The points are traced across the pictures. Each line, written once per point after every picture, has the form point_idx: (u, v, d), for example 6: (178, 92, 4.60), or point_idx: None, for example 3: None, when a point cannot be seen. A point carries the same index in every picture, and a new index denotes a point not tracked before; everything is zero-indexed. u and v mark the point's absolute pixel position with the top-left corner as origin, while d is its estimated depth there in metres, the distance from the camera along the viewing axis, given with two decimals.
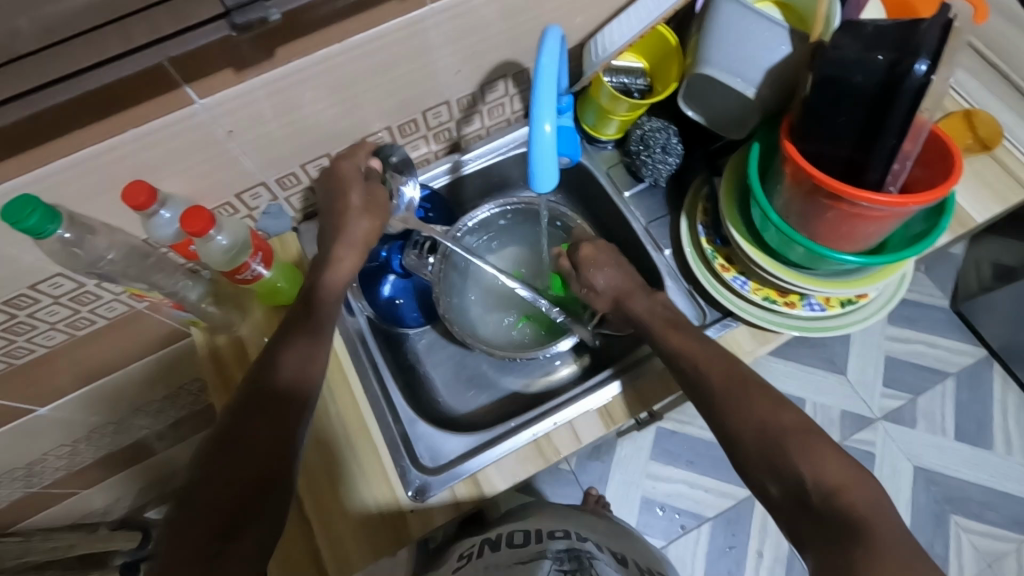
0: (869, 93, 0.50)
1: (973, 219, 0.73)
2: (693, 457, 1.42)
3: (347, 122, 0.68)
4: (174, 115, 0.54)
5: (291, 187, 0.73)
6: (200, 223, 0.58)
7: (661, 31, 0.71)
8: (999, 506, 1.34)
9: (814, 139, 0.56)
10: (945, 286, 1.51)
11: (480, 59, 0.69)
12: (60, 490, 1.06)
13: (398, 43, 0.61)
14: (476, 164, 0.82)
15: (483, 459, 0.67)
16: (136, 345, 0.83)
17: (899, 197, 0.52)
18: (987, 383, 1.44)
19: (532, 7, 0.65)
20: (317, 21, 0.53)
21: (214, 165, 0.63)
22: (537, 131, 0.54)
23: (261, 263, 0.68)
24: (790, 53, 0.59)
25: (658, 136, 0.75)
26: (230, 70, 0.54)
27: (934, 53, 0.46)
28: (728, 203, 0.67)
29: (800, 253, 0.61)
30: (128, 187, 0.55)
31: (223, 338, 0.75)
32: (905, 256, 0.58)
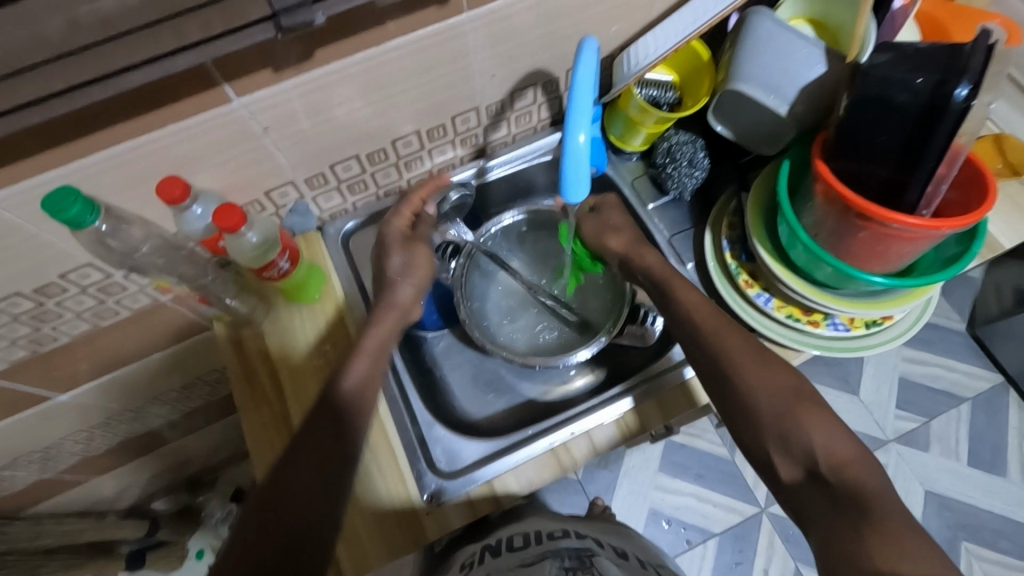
0: (908, 114, 0.50)
1: (1001, 243, 0.72)
2: (701, 471, 1.41)
3: (378, 124, 0.68)
4: (213, 111, 0.55)
5: (319, 187, 0.73)
6: (235, 219, 0.59)
7: (695, 47, 0.72)
8: (1013, 535, 1.32)
9: (848, 158, 0.56)
10: (964, 309, 1.50)
11: (511, 66, 0.70)
12: (74, 476, 1.08)
13: (433, 47, 0.61)
14: (501, 170, 0.83)
15: (500, 465, 0.67)
16: (156, 336, 0.84)
17: (932, 220, 0.52)
18: (1004, 409, 1.42)
19: (566, 17, 0.66)
20: (357, 24, 0.54)
21: (247, 162, 0.63)
22: (571, 141, 0.55)
23: (287, 261, 0.69)
24: (826, 73, 0.60)
25: (685, 149, 0.74)
26: (269, 70, 0.54)
27: (977, 78, 0.46)
28: (755, 219, 0.67)
29: (828, 272, 0.61)
30: (164, 182, 0.56)
31: (245, 332, 0.76)
32: (934, 280, 0.58)
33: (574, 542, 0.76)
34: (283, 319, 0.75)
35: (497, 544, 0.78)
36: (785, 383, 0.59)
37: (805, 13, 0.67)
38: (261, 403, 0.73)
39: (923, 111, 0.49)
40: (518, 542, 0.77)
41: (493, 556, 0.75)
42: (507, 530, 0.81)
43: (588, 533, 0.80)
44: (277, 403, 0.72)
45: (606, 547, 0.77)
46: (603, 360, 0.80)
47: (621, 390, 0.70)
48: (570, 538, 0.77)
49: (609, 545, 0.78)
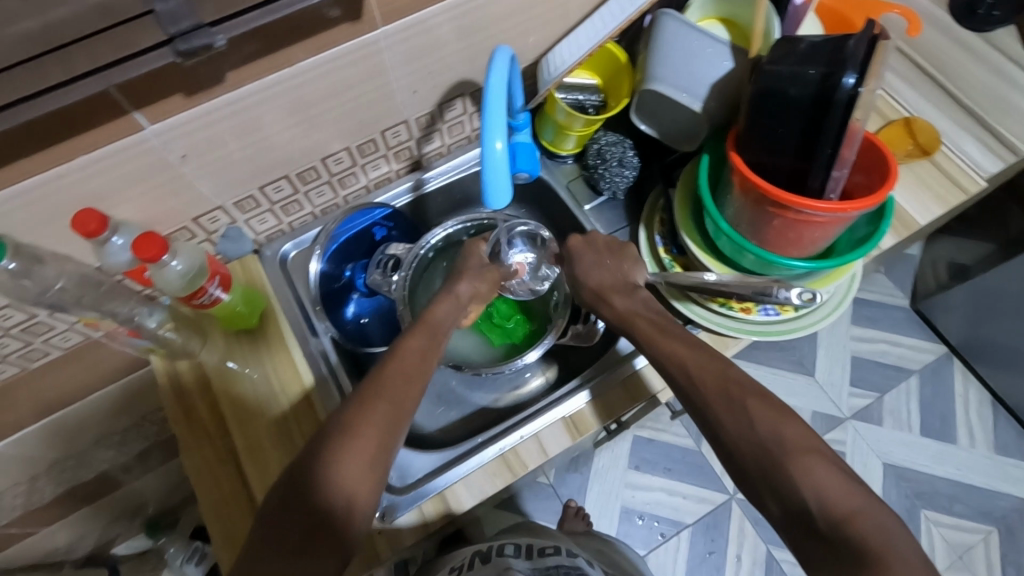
0: (807, 105, 0.52)
1: (915, 220, 0.76)
2: (669, 464, 1.43)
3: (307, 143, 0.68)
4: (124, 140, 0.54)
5: (251, 211, 0.72)
6: (153, 248, 0.57)
7: (610, 49, 0.73)
8: (967, 499, 1.38)
9: (758, 149, 0.58)
10: (904, 285, 1.57)
11: (436, 79, 0.70)
12: (18, 529, 1.03)
13: (353, 64, 0.61)
14: (438, 182, 0.83)
15: (451, 476, 0.67)
16: (94, 375, 0.81)
17: (838, 203, 0.54)
18: (949, 378, 1.49)
19: (484, 27, 0.67)
20: (270, 44, 0.54)
21: (169, 189, 0.62)
22: (488, 150, 0.56)
23: (219, 287, 0.67)
24: (733, 69, 0.62)
25: (614, 150, 0.76)
26: (181, 96, 0.54)
27: (860, 68, 0.49)
28: (682, 214, 0.69)
29: (751, 260, 0.63)
30: (79, 216, 0.54)
31: (184, 364, 0.73)
32: (849, 259, 0.61)
33: (565, 559, 0.76)
34: (221, 346, 0.74)
35: (488, 550, 0.78)
36: (773, 418, 0.52)
37: (715, 13, 0.69)
38: (204, 439, 0.71)
39: (820, 101, 0.51)
40: (509, 552, 0.77)
41: (481, 563, 0.74)
42: (499, 542, 0.81)
43: (580, 555, 0.80)
44: (220, 437, 0.71)
45: (596, 569, 0.77)
46: (557, 360, 0.81)
47: (573, 386, 0.70)
48: (562, 555, 0.77)
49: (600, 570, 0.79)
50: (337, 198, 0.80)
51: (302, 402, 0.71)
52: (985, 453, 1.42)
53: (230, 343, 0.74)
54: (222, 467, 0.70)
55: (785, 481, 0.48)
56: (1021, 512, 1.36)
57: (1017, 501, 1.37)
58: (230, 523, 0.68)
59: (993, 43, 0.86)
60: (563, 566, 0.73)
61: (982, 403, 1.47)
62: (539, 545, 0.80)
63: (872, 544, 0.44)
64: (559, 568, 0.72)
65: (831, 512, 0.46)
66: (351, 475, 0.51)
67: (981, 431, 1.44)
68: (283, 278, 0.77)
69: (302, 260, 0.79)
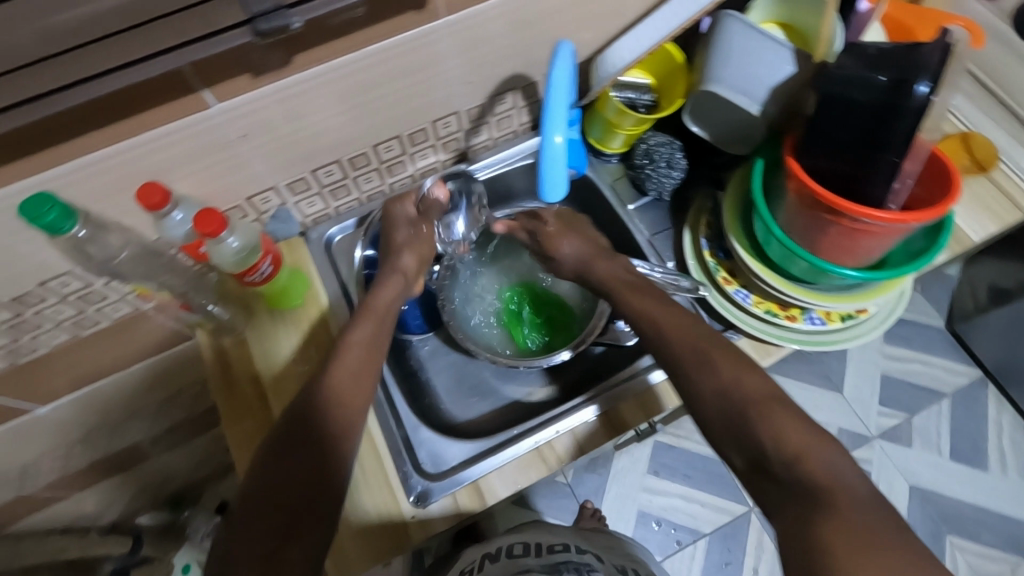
0: (876, 111, 0.51)
1: (969, 237, 0.74)
2: (689, 471, 1.42)
3: (360, 129, 0.69)
4: (192, 117, 0.55)
5: (301, 193, 0.74)
6: (213, 224, 0.59)
7: (668, 49, 0.74)
8: (996, 528, 1.35)
9: (818, 155, 0.57)
10: (941, 306, 1.53)
11: (491, 71, 0.71)
12: (53, 492, 1.06)
13: (414, 52, 0.62)
14: (484, 174, 0.83)
15: (484, 466, 0.67)
16: (138, 345, 0.83)
17: (899, 213, 0.53)
18: (983, 403, 1.45)
19: (543, 21, 0.67)
20: (337, 29, 0.55)
21: (228, 167, 0.63)
22: (548, 143, 0.56)
23: (269, 265, 0.68)
24: (795, 73, 0.61)
25: (662, 150, 0.77)
26: (248, 76, 0.55)
27: (935, 75, 0.48)
28: (732, 217, 0.68)
29: (802, 267, 0.62)
30: (143, 188, 0.56)
31: (228, 340, 0.75)
32: (904, 271, 0.60)
33: (574, 557, 0.76)
34: (266, 326, 0.74)
35: (498, 552, 0.78)
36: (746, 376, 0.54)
37: (774, 16, 0.69)
38: (245, 414, 0.72)
39: (890, 108, 0.50)
40: (518, 551, 0.78)
41: (491, 564, 0.76)
42: (508, 540, 0.81)
43: (589, 550, 0.80)
44: (262, 414, 0.71)
45: (604, 564, 0.78)
46: (591, 359, 0.81)
47: (578, 401, 0.70)
48: (570, 551, 0.77)
49: (610, 564, 0.80)
50: (383, 185, 0.81)
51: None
52: (1016, 481, 1.38)
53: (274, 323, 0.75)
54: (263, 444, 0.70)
55: (746, 428, 0.51)
56: None
57: None
58: None
59: None
60: (573, 563, 0.74)
61: (1016, 431, 1.43)
62: (547, 541, 0.81)
63: (822, 480, 0.46)
64: (570, 564, 0.73)
65: (786, 451, 0.48)
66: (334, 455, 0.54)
67: (1014, 459, 1.40)
68: (327, 262, 0.78)
69: (346, 245, 0.80)
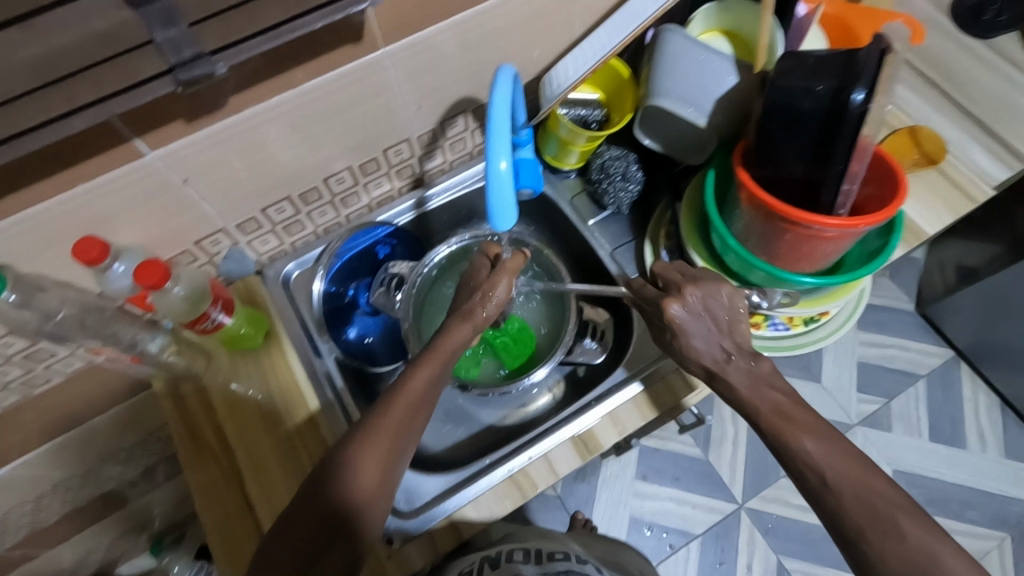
0: (817, 120, 0.51)
1: (925, 230, 0.76)
2: (678, 473, 1.42)
3: (311, 164, 0.68)
4: (127, 166, 0.53)
5: (252, 232, 0.72)
6: (155, 275, 0.57)
7: (615, 64, 0.73)
8: (980, 506, 1.36)
9: (766, 166, 0.57)
10: (910, 289, 1.56)
11: (439, 96, 0.70)
12: (24, 551, 1.02)
13: (357, 84, 0.61)
14: (440, 200, 0.83)
15: (461, 498, 0.66)
16: (99, 395, 0.81)
17: (849, 219, 0.53)
18: (957, 382, 1.48)
19: (488, 43, 0.66)
20: (270, 68, 0.53)
21: (173, 213, 0.62)
22: (492, 168, 0.54)
23: (222, 312, 0.66)
24: (738, 83, 0.60)
25: (618, 164, 0.76)
26: (181, 121, 0.53)
27: (870, 83, 0.48)
28: (688, 229, 0.69)
29: (760, 275, 0.63)
30: (79, 243, 0.54)
31: (188, 388, 0.73)
32: (860, 274, 0.60)
33: (574, 565, 0.73)
34: (224, 368, 0.73)
35: (497, 556, 0.74)
36: None
37: (718, 24, 0.69)
38: (206, 461, 0.70)
39: (829, 116, 0.51)
40: (518, 558, 0.73)
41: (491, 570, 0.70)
42: (508, 543, 0.77)
43: (590, 561, 0.77)
44: (223, 456, 0.70)
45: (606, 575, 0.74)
46: (567, 375, 0.80)
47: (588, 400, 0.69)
48: (571, 561, 0.74)
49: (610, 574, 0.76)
50: (339, 216, 0.79)
51: (295, 400, 0.71)
52: (995, 458, 1.40)
53: (234, 367, 0.73)
54: (225, 487, 0.69)
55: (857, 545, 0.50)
56: None
57: None
58: (233, 544, 0.66)
59: (997, 48, 0.86)
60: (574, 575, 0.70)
61: (990, 406, 1.45)
62: (548, 548, 0.77)
63: None
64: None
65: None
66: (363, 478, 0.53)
67: (991, 436, 1.43)
68: (286, 299, 0.77)
69: (305, 279, 0.78)
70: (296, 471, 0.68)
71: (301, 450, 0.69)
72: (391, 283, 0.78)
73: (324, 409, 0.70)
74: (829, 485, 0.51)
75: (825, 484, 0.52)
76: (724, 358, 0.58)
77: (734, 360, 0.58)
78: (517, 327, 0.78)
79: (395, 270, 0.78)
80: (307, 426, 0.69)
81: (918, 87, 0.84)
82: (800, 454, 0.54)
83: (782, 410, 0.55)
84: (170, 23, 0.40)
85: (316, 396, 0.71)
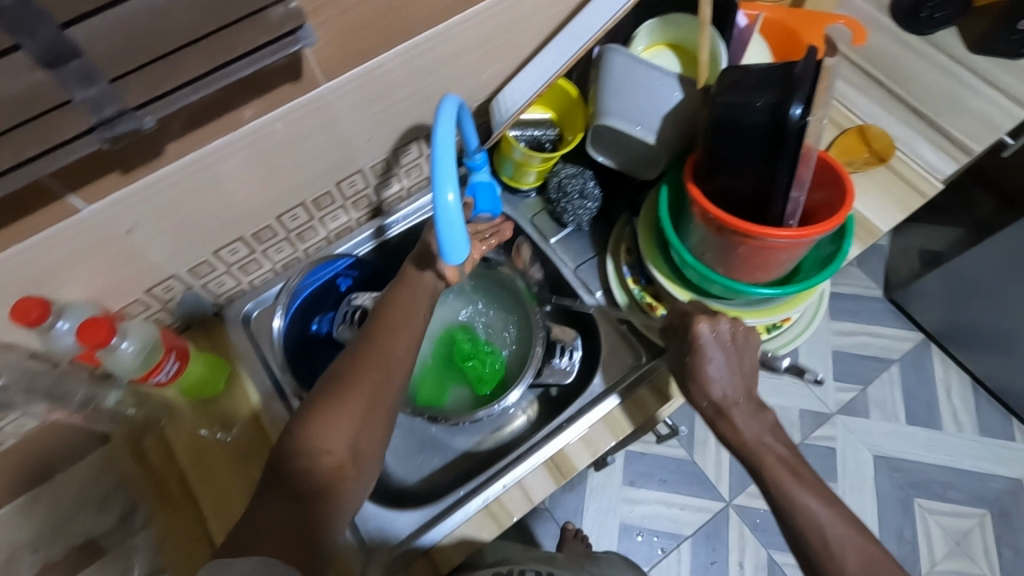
0: (759, 135, 0.52)
1: (877, 227, 0.77)
2: (664, 476, 1.42)
3: (263, 202, 0.66)
4: (64, 222, 0.52)
5: (207, 275, 0.70)
6: (101, 333, 0.55)
7: (562, 85, 0.74)
8: (960, 485, 1.39)
9: (715, 181, 0.58)
10: (877, 276, 1.59)
11: (390, 126, 0.69)
12: None
13: (302, 121, 0.60)
14: (400, 227, 0.82)
15: (436, 533, 0.64)
16: (72, 441, 0.71)
17: (798, 229, 0.54)
18: (929, 364, 1.51)
19: (434, 71, 0.66)
20: (208, 112, 0.52)
21: (119, 264, 0.60)
22: (440, 201, 0.53)
23: (175, 361, 0.64)
24: (683, 99, 0.61)
25: (574, 182, 0.75)
26: (118, 172, 0.52)
27: (806, 97, 0.49)
28: (647, 246, 0.69)
29: (719, 288, 0.63)
30: (19, 304, 0.52)
31: (150, 440, 0.71)
32: (816, 281, 0.60)
33: None
34: (187, 418, 0.71)
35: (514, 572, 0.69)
36: None
37: (663, 38, 0.70)
38: (172, 510, 0.68)
39: (770, 131, 0.51)
40: None
41: None
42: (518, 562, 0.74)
43: None
44: (190, 506, 0.68)
45: None
46: (540, 396, 0.79)
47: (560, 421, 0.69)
48: None
49: None
50: (297, 251, 0.78)
51: (239, 410, 0.72)
52: (970, 437, 1.43)
53: (197, 415, 0.71)
54: (193, 539, 0.67)
55: None
56: (1011, 492, 1.38)
57: (1005, 481, 1.39)
58: None
59: (937, 44, 0.88)
60: None
61: (962, 386, 1.49)
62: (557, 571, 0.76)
63: None
64: None
65: None
66: (336, 440, 0.54)
67: (965, 415, 1.46)
68: (247, 341, 0.75)
69: (266, 318, 0.77)
70: None
71: (249, 458, 0.69)
72: (353, 317, 0.76)
73: (266, 410, 0.71)
74: (828, 540, 0.55)
75: (818, 535, 0.55)
76: (737, 399, 0.60)
77: (741, 403, 0.60)
78: (459, 329, 0.80)
79: (359, 302, 0.76)
80: None
81: (864, 86, 0.86)
82: (787, 498, 0.57)
83: (779, 457, 0.59)
84: (92, 80, 0.39)
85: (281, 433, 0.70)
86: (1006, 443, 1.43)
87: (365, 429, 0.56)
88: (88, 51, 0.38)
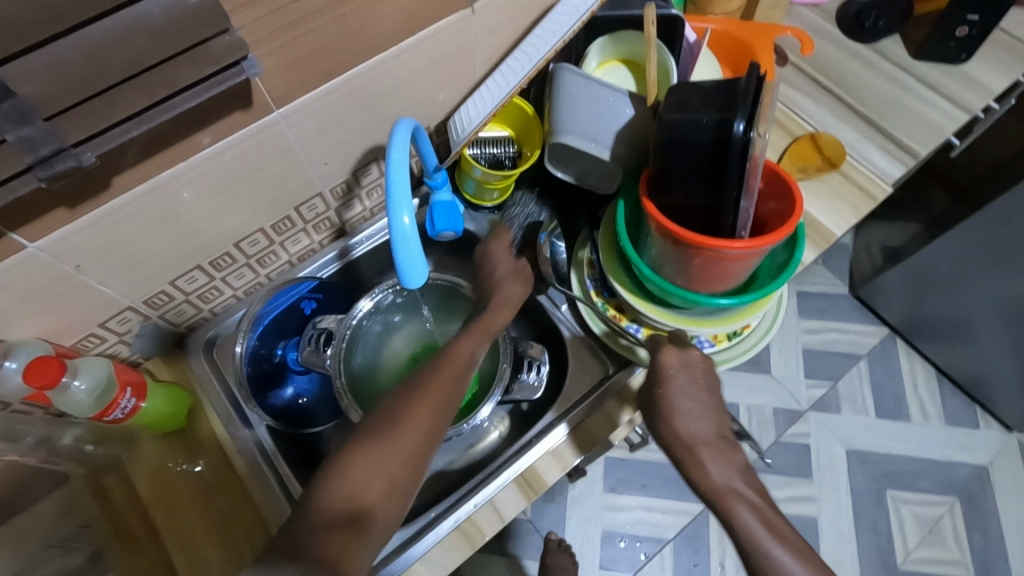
0: (706, 151, 0.53)
1: (833, 232, 0.79)
2: (644, 481, 1.43)
3: (218, 229, 0.65)
4: (7, 262, 0.50)
5: (165, 306, 0.69)
6: (51, 372, 0.54)
7: (518, 103, 0.75)
8: (929, 474, 1.43)
9: (667, 195, 0.59)
10: (843, 274, 1.63)
11: (347, 148, 0.68)
12: None
13: (255, 147, 0.59)
14: (366, 246, 0.82)
15: (409, 557, 0.64)
16: (37, 482, 0.64)
17: (750, 240, 0.55)
18: (895, 358, 1.55)
19: (388, 93, 0.65)
20: (154, 144, 0.51)
21: (70, 299, 0.58)
22: (395, 224, 0.52)
23: (133, 396, 0.63)
24: (634, 115, 0.62)
25: (517, 214, 0.78)
26: (63, 209, 0.50)
27: (748, 114, 0.50)
28: (608, 260, 0.70)
29: (679, 299, 0.64)
30: None
31: (111, 478, 0.68)
32: (771, 289, 0.62)
33: None
34: (150, 451, 0.70)
35: None
36: None
37: (615, 55, 0.71)
38: (138, 551, 0.65)
39: (716, 147, 0.52)
40: None
41: None
42: None
43: None
44: (153, 543, 0.66)
45: None
46: (511, 411, 0.79)
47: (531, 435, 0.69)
48: None
49: None
50: (259, 277, 0.77)
51: (234, 491, 0.68)
52: (937, 426, 1.47)
53: (161, 446, 0.70)
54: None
55: None
56: (977, 477, 1.42)
57: (972, 467, 1.43)
58: None
59: (881, 51, 0.91)
60: None
61: (927, 377, 1.53)
62: None
63: None
64: None
65: None
66: (371, 473, 0.52)
67: (931, 405, 1.50)
68: (211, 372, 0.74)
69: (231, 345, 0.76)
70: (222, 538, 0.66)
71: (245, 546, 0.65)
72: (318, 339, 0.75)
73: (264, 493, 0.68)
74: None
75: None
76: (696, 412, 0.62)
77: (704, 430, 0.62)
78: (428, 346, 0.80)
79: (325, 325, 0.76)
80: (243, 506, 0.67)
81: (814, 94, 0.88)
82: None
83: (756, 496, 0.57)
84: (24, 120, 0.38)
85: (249, 466, 0.69)
86: (971, 430, 1.47)
87: (422, 446, 0.55)
88: (17, 91, 0.37)
